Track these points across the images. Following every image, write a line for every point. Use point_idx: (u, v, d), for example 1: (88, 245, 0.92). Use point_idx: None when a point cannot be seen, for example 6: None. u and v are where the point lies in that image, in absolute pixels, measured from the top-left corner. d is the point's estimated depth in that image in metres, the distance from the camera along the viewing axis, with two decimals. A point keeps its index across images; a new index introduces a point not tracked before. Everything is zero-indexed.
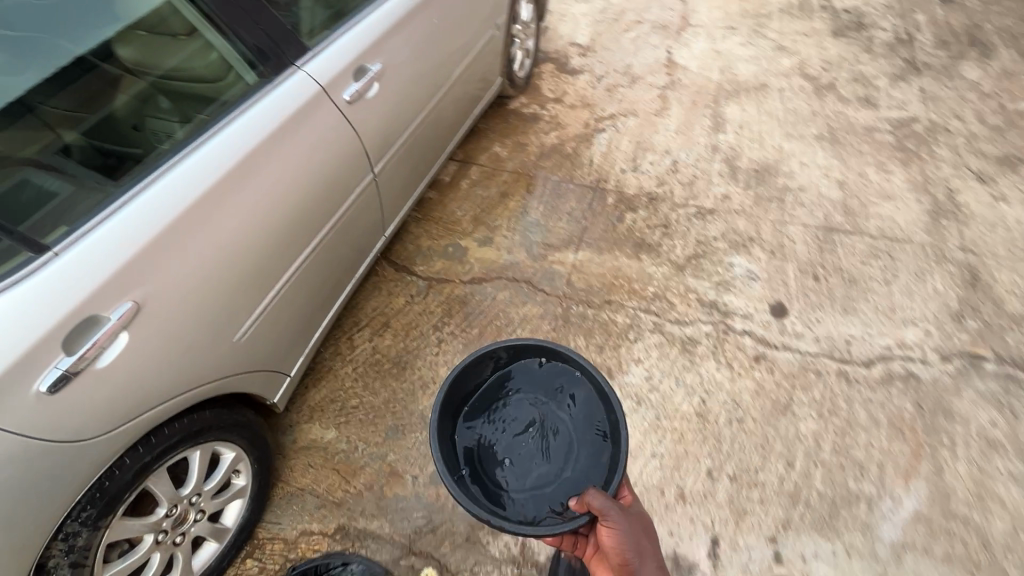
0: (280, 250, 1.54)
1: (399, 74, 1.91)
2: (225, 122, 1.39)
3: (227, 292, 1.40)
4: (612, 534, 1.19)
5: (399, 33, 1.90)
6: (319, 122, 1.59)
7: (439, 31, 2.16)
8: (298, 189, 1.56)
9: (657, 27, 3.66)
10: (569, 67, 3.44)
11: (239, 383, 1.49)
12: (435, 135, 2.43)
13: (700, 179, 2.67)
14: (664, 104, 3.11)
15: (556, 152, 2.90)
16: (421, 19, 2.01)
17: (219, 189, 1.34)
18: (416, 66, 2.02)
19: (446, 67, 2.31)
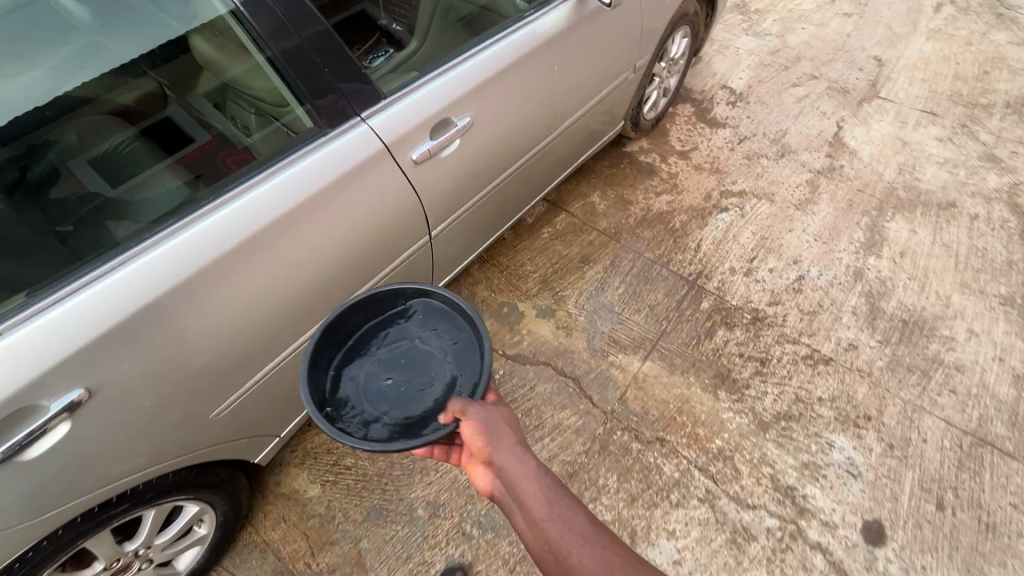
0: (291, 324, 1.35)
1: (488, 129, 1.64)
2: (256, 181, 1.19)
3: (213, 370, 1.22)
4: (473, 423, 1.02)
5: (502, 83, 1.62)
6: (370, 187, 1.34)
7: (556, 79, 1.85)
8: (326, 260, 1.33)
9: (835, 89, 3.01)
10: (710, 115, 2.94)
11: (212, 455, 1.34)
12: (525, 185, 2.12)
13: (826, 311, 2.15)
14: (811, 196, 2.55)
15: (661, 222, 2.48)
16: (533, 66, 1.71)
17: (224, 262, 1.14)
18: (512, 119, 1.74)
19: (555, 116, 1.98)
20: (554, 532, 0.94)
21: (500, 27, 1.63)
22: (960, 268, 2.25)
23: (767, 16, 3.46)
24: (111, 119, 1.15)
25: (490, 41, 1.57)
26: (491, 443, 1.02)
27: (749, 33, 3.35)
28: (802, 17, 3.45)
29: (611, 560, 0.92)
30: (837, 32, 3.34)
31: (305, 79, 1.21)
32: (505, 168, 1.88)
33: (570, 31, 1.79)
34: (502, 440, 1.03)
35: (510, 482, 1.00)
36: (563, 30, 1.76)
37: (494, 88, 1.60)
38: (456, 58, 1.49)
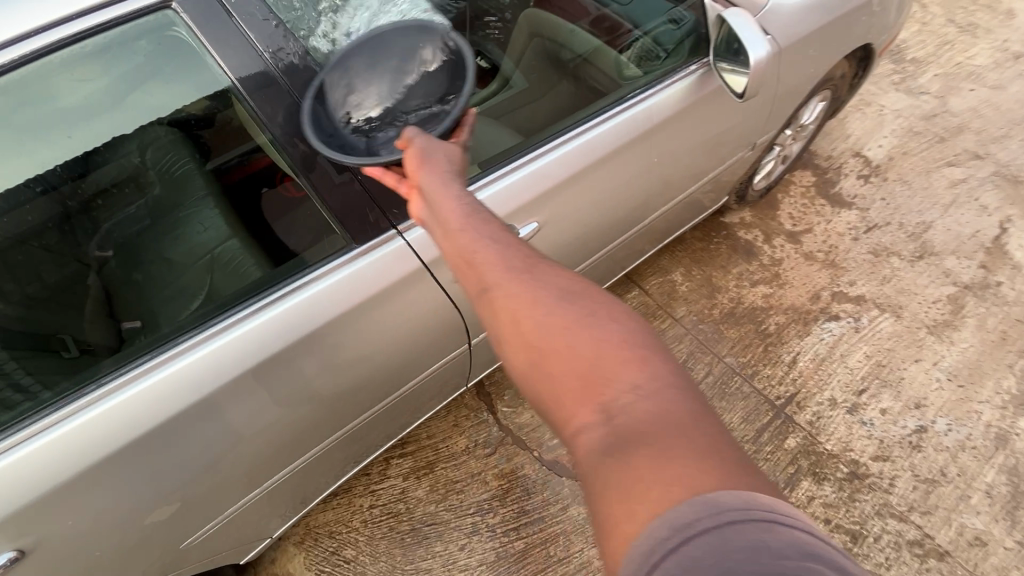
0: (291, 445, 1.28)
1: (552, 236, 1.39)
2: (264, 306, 1.08)
3: (199, 496, 1.17)
4: (417, 149, 0.94)
5: (576, 185, 1.35)
6: (397, 307, 1.23)
7: (647, 173, 1.54)
8: (340, 382, 1.24)
9: (1004, 176, 2.43)
10: (834, 188, 2.46)
11: (198, 556, 1.33)
12: (600, 275, 1.82)
13: (951, 483, 1.70)
14: (952, 317, 2.05)
15: (752, 320, 2.09)
16: (619, 162, 1.42)
17: (216, 398, 1.06)
18: (587, 218, 1.47)
19: (643, 207, 1.67)
20: (466, 241, 0.82)
21: (585, 116, 1.35)
22: None
23: (926, 68, 2.87)
24: (178, 133, 1.06)
25: (569, 136, 1.31)
26: (422, 167, 0.92)
27: (899, 89, 2.80)
28: (973, 75, 2.83)
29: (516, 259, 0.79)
30: (1017, 99, 2.71)
31: (329, 189, 1.08)
32: (576, 264, 1.62)
33: (673, 122, 1.47)
34: (433, 162, 0.93)
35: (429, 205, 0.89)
36: (663, 120, 1.44)
37: (574, 186, 1.35)
38: (534, 149, 1.26)
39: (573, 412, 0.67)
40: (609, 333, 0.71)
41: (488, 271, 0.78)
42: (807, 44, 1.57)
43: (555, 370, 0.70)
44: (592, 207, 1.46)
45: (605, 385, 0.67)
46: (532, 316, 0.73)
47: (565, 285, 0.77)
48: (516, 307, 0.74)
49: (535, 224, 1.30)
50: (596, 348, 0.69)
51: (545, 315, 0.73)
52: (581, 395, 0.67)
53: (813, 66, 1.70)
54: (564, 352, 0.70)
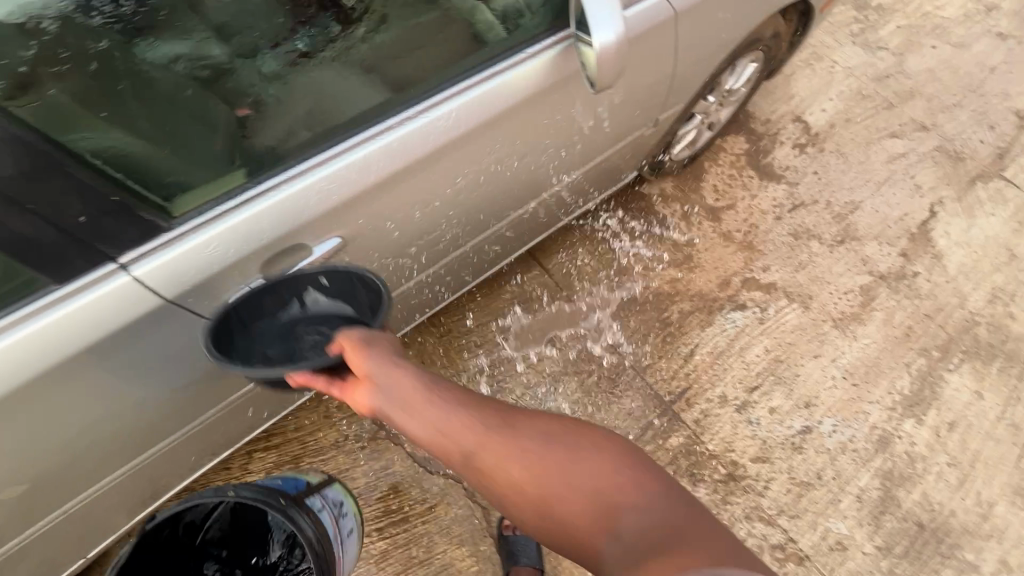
0: (137, 433, 1.11)
1: (372, 245, 1.14)
2: (49, 298, 0.81)
3: (26, 490, 1.00)
4: (356, 342, 0.97)
5: (397, 188, 1.08)
6: (202, 320, 0.97)
7: (507, 161, 1.27)
8: (171, 377, 1.05)
9: (945, 152, 2.26)
10: (767, 158, 2.25)
11: (38, 552, 1.16)
12: (474, 266, 1.60)
13: (824, 487, 1.68)
14: (860, 309, 1.95)
15: (655, 308, 1.96)
16: (460, 154, 1.14)
17: (26, 396, 0.85)
18: (430, 214, 1.22)
19: (512, 195, 1.41)
20: (432, 409, 0.89)
21: (412, 97, 1.05)
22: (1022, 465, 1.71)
23: (890, 19, 2.58)
24: None
25: (379, 128, 1.01)
26: (366, 351, 0.95)
27: (856, 43, 2.52)
28: (937, 29, 2.56)
29: (485, 416, 0.88)
30: (977, 62, 2.48)
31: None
32: (426, 264, 1.38)
33: (534, 103, 1.18)
34: (382, 351, 0.96)
35: (381, 390, 0.91)
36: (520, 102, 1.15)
37: (406, 181, 1.08)
38: (347, 138, 0.98)
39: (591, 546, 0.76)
40: (594, 469, 0.81)
41: (460, 436, 0.86)
42: (709, 6, 1.30)
43: (567, 517, 0.79)
44: (437, 202, 1.20)
45: (611, 509, 0.77)
46: (526, 475, 0.81)
47: (537, 427, 0.87)
48: (504, 470, 0.82)
49: (337, 240, 1.04)
50: (589, 489, 0.79)
51: (527, 470, 0.81)
52: (596, 531, 0.77)
53: (723, 28, 1.41)
54: (564, 494, 0.79)
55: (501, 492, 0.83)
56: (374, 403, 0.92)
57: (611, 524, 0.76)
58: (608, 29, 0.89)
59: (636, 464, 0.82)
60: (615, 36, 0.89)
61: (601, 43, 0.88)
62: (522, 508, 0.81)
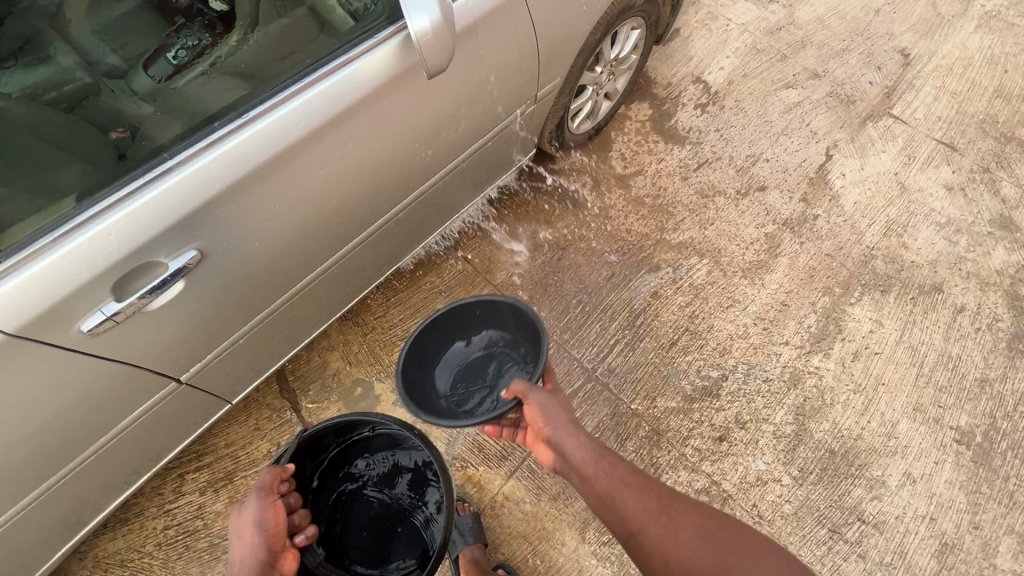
0: (21, 475, 1.09)
1: (240, 251, 1.13)
2: None
3: None
4: (536, 405, 1.09)
5: (249, 192, 1.07)
6: (56, 353, 0.95)
7: (376, 151, 1.26)
8: (38, 416, 1.02)
9: (837, 97, 2.35)
10: (671, 121, 2.31)
11: None
12: (378, 259, 1.60)
13: (742, 430, 1.77)
14: (767, 257, 2.03)
15: (573, 280, 2.00)
16: (316, 152, 1.13)
17: None
18: (299, 216, 1.20)
19: (397, 182, 1.39)
20: (609, 484, 1.02)
21: (249, 101, 1.04)
22: (921, 384, 1.82)
23: None
24: None
25: (213, 136, 0.99)
26: (546, 420, 1.09)
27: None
28: None
29: (651, 503, 1.00)
30: (863, 6, 2.57)
31: None
32: (315, 263, 1.37)
33: (386, 92, 1.18)
34: (552, 415, 1.09)
35: (562, 452, 1.06)
36: (371, 95, 1.15)
37: (258, 185, 1.07)
38: (182, 152, 0.97)
39: None
40: (752, 568, 0.90)
41: (630, 514, 0.98)
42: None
43: None
44: (302, 203, 1.18)
45: None
46: (681, 559, 0.92)
47: (698, 525, 0.97)
48: (666, 550, 0.94)
49: (195, 253, 1.03)
50: None
51: (682, 550, 0.93)
52: None
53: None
54: None
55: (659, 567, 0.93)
56: (557, 462, 1.08)
57: None
58: (421, 16, 0.90)
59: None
60: (429, 22, 0.91)
61: (415, 31, 0.89)
62: None
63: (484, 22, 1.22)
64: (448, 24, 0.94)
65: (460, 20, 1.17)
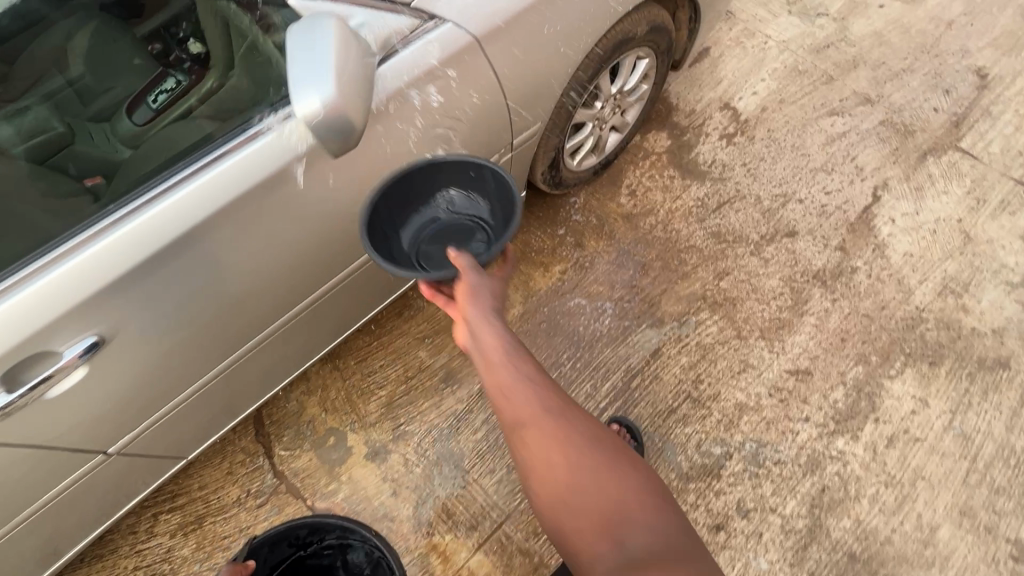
0: None
1: (160, 327, 1.05)
2: None
3: None
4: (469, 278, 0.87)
5: (159, 272, 0.96)
6: None
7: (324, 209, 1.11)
8: None
9: (893, 126, 2.03)
10: (691, 153, 2.08)
11: None
12: (351, 307, 1.51)
13: (745, 519, 1.55)
14: (790, 315, 1.78)
15: (567, 331, 1.84)
16: (243, 221, 1.01)
17: None
18: (229, 287, 1.10)
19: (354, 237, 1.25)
20: (507, 375, 0.81)
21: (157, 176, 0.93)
22: (971, 482, 1.52)
23: None
24: None
25: (110, 220, 0.90)
26: (475, 292, 0.86)
27: (792, 12, 2.29)
28: None
29: (543, 391, 0.81)
30: (933, 18, 2.21)
31: None
32: (269, 320, 1.28)
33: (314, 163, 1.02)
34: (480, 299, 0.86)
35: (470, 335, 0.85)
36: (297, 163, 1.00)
37: (169, 266, 0.97)
38: (76, 237, 0.89)
39: (586, 546, 0.72)
40: (625, 478, 0.76)
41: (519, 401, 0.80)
42: (527, 35, 1.19)
43: (580, 515, 0.74)
44: (231, 272, 1.07)
45: (619, 519, 0.72)
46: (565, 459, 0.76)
47: (588, 427, 0.81)
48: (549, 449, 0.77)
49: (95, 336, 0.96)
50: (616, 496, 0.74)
51: (577, 474, 0.75)
52: (595, 530, 0.72)
53: (544, 18, 1.22)
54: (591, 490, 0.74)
55: (534, 463, 0.78)
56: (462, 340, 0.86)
57: (616, 534, 0.71)
58: (312, 97, 0.80)
59: (673, 507, 0.77)
60: (321, 103, 0.80)
61: (301, 115, 0.80)
62: (546, 485, 0.76)
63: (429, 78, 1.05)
64: (350, 96, 0.82)
65: (394, 79, 1.01)
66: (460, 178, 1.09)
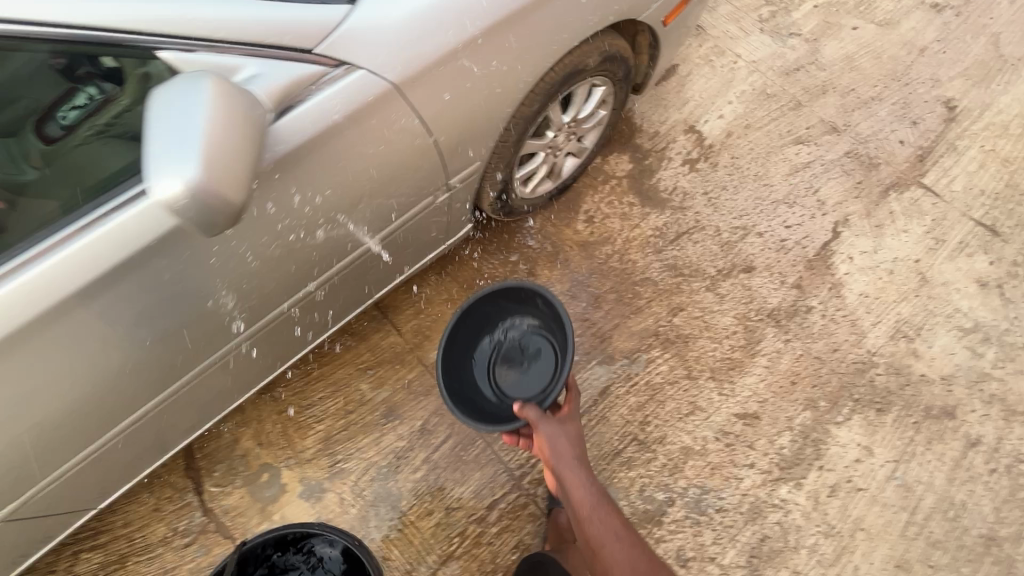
0: None
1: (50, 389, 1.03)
2: None
3: None
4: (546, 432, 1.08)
5: (35, 341, 0.94)
6: None
7: (251, 246, 1.07)
8: None
9: (858, 157, 1.97)
10: (652, 178, 2.01)
11: None
12: (283, 346, 1.41)
13: (684, 568, 1.53)
14: (742, 355, 1.74)
15: None
16: (123, 283, 0.96)
17: None
18: (124, 345, 1.06)
19: (288, 272, 1.19)
20: (593, 518, 1.04)
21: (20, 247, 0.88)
22: (909, 534, 1.51)
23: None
24: None
25: None
26: (558, 446, 1.08)
27: (765, 30, 2.21)
28: (862, 5, 2.23)
29: (616, 530, 1.03)
30: (906, 44, 2.15)
31: None
32: (182, 369, 1.22)
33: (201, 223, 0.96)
34: (559, 447, 1.08)
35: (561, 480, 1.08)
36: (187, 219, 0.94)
37: (45, 334, 0.94)
38: None
39: None
40: None
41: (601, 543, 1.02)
42: (456, 78, 1.12)
43: None
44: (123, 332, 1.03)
45: None
46: None
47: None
48: None
49: None
50: None
51: None
52: None
53: (476, 58, 1.14)
54: None
55: None
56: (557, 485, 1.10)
57: None
58: (175, 176, 0.72)
59: None
60: (183, 184, 0.72)
61: (160, 194, 0.71)
62: None
63: (335, 129, 1.00)
64: (219, 176, 0.74)
65: (300, 130, 0.96)
66: (511, 302, 1.30)
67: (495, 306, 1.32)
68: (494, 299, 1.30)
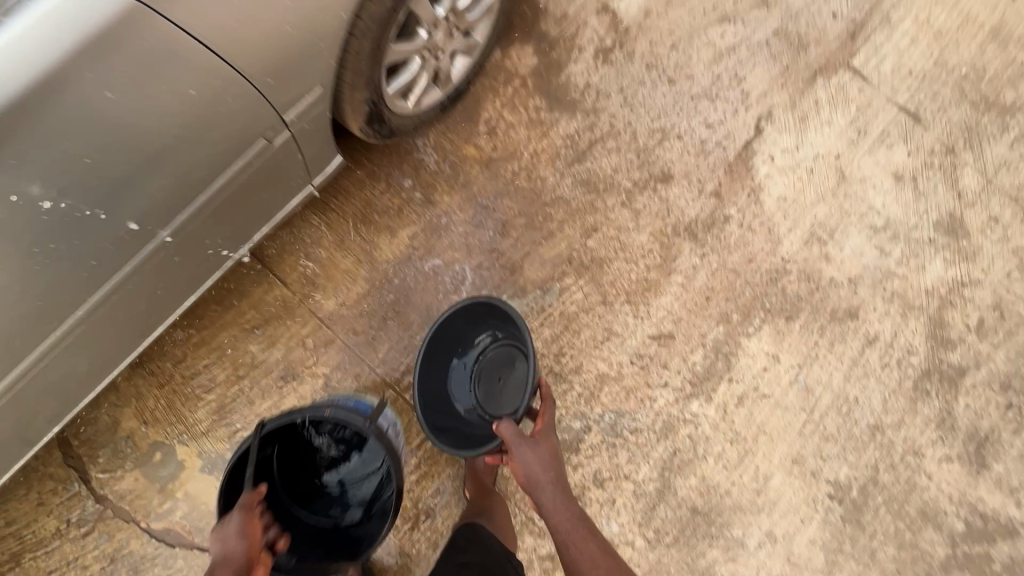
0: None
1: None
2: None
3: None
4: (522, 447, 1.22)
5: None
6: None
7: (34, 218, 0.91)
8: None
9: (787, 37, 1.75)
10: (561, 75, 1.72)
11: None
12: (143, 314, 1.30)
13: (600, 489, 1.58)
14: (657, 275, 1.66)
15: (420, 309, 1.63)
16: None
17: None
18: None
19: (106, 234, 1.04)
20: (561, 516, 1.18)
21: None
22: (805, 432, 1.60)
23: None
24: None
25: None
26: (531, 458, 1.22)
27: None
28: None
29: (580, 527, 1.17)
30: None
31: None
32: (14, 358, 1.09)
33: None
34: (534, 463, 1.22)
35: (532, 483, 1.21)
36: None
37: None
38: None
39: None
40: None
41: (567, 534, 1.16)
42: None
43: None
44: None
45: None
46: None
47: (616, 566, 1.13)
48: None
49: None
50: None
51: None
52: None
53: None
54: None
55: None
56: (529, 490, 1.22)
57: None
58: None
59: None
60: None
61: None
62: None
63: (71, 66, 0.80)
64: None
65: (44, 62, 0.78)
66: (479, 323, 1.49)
67: (465, 329, 1.49)
68: (463, 320, 1.47)
